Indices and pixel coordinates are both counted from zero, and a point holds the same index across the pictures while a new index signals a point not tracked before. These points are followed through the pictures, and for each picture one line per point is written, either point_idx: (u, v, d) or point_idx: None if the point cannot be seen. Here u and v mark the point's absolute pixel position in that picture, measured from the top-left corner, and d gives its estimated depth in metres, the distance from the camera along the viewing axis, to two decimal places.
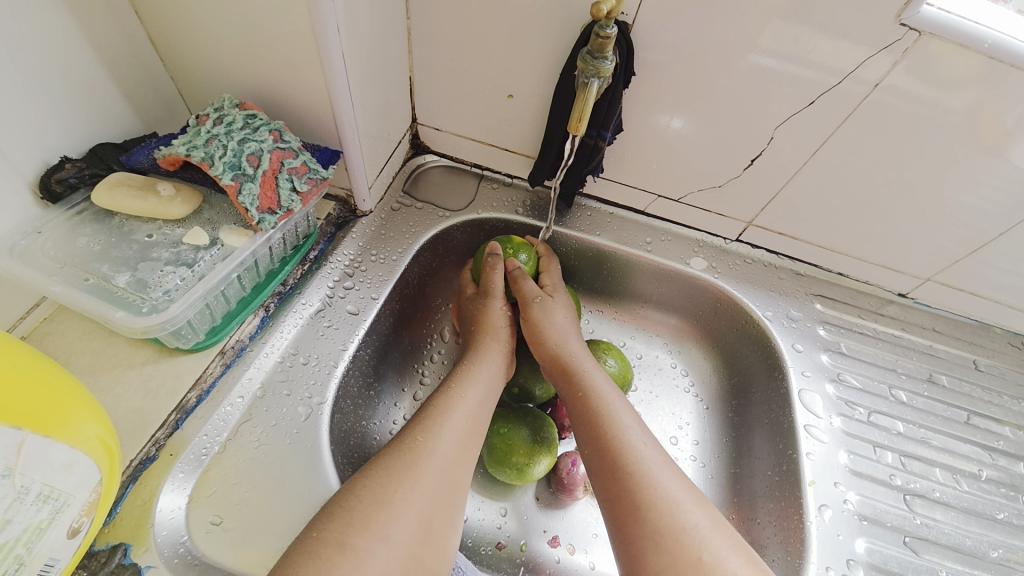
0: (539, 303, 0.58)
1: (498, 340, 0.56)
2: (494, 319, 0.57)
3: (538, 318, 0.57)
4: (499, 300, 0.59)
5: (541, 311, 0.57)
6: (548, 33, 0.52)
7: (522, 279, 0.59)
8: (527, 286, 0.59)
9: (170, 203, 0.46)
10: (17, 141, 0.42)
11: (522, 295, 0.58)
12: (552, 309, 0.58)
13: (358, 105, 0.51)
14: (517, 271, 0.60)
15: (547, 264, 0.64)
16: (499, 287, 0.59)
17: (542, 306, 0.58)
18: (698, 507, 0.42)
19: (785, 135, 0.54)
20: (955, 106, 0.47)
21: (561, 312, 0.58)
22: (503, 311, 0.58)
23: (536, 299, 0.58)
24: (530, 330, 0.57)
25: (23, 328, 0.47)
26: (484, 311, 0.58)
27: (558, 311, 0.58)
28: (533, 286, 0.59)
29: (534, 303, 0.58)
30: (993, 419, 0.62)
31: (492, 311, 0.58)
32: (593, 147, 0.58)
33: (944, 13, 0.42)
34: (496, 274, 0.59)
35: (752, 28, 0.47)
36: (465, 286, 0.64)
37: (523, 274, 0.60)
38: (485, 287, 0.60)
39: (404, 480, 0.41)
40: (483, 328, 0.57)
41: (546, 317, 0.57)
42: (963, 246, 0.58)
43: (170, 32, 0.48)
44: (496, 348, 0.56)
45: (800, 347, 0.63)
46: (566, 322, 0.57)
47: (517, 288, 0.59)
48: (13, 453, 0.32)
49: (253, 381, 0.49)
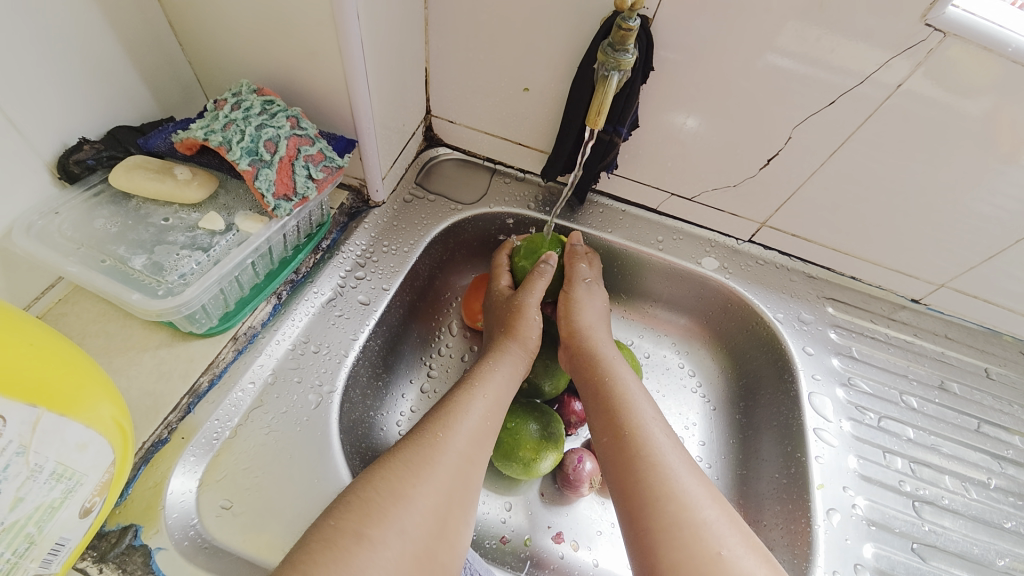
0: (587, 285, 0.60)
1: (522, 346, 0.55)
2: (526, 327, 0.56)
3: (578, 298, 0.58)
4: (535, 307, 0.57)
5: (586, 292, 0.59)
6: (567, 26, 0.52)
7: (576, 257, 0.61)
8: (580, 267, 0.60)
9: (187, 186, 0.46)
10: (37, 119, 0.42)
11: (572, 272, 0.60)
12: (595, 295, 0.60)
13: (375, 96, 0.51)
14: (578, 250, 0.61)
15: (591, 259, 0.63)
16: (539, 292, 0.58)
17: (588, 288, 0.60)
18: (714, 504, 0.42)
19: (803, 136, 0.53)
20: (974, 111, 0.46)
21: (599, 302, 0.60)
22: (537, 320, 0.57)
23: (585, 280, 0.60)
24: (567, 303, 0.58)
25: (38, 307, 0.47)
26: (517, 314, 0.56)
27: (599, 298, 0.60)
28: (585, 268, 0.61)
29: (583, 283, 0.59)
30: (1003, 427, 0.61)
31: (526, 315, 0.56)
32: (609, 142, 0.57)
33: (970, 15, 0.41)
34: (540, 280, 0.58)
35: (772, 26, 0.46)
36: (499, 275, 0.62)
37: (582, 254, 0.61)
38: (524, 287, 0.58)
39: (421, 473, 0.41)
40: (511, 332, 0.56)
41: (588, 299, 0.59)
42: (977, 252, 0.58)
43: (189, 16, 0.48)
44: (519, 354, 0.55)
45: (810, 350, 0.63)
46: (602, 309, 0.59)
47: (569, 263, 0.60)
48: (27, 431, 0.32)
49: (264, 367, 0.50)
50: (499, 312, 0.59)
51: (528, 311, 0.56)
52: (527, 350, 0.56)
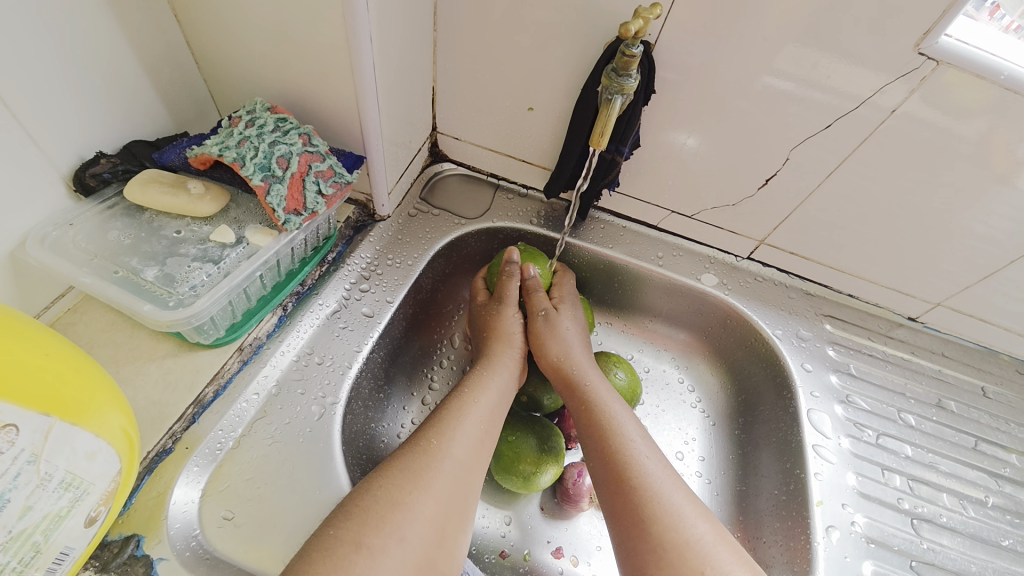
0: (545, 316, 0.58)
1: (509, 347, 0.57)
2: (507, 325, 0.59)
3: (543, 333, 0.58)
4: (512, 309, 0.59)
5: (546, 326, 0.58)
6: (572, 48, 0.53)
7: (534, 291, 0.60)
8: (538, 298, 0.59)
9: (200, 200, 0.47)
10: (55, 133, 0.43)
11: (532, 306, 0.59)
12: (556, 324, 0.58)
13: (384, 113, 0.52)
14: (532, 281, 0.60)
15: (561, 279, 0.64)
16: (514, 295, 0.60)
17: (547, 319, 0.58)
18: (703, 521, 0.43)
19: (801, 157, 0.55)
20: (968, 134, 0.47)
21: (567, 326, 0.58)
22: (516, 318, 0.59)
23: (542, 311, 0.58)
24: (534, 341, 0.58)
25: (48, 316, 0.48)
26: (497, 317, 0.59)
27: (564, 323, 0.58)
28: (545, 299, 0.59)
29: (541, 315, 0.58)
30: (1000, 446, 0.62)
31: (504, 318, 0.59)
32: (611, 161, 0.59)
33: (962, 44, 0.43)
34: (512, 281, 0.60)
35: (770, 50, 0.48)
36: (477, 293, 0.64)
37: (539, 287, 0.60)
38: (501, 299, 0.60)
39: (420, 483, 0.42)
40: (496, 335, 0.58)
41: (550, 332, 0.57)
42: (973, 272, 0.59)
43: (206, 36, 0.49)
44: (508, 355, 0.57)
45: (809, 366, 0.64)
46: (571, 333, 0.58)
47: (528, 299, 0.60)
48: (40, 439, 0.32)
49: (269, 378, 0.50)
50: (483, 321, 0.60)
51: (505, 313, 0.59)
52: (516, 350, 0.58)
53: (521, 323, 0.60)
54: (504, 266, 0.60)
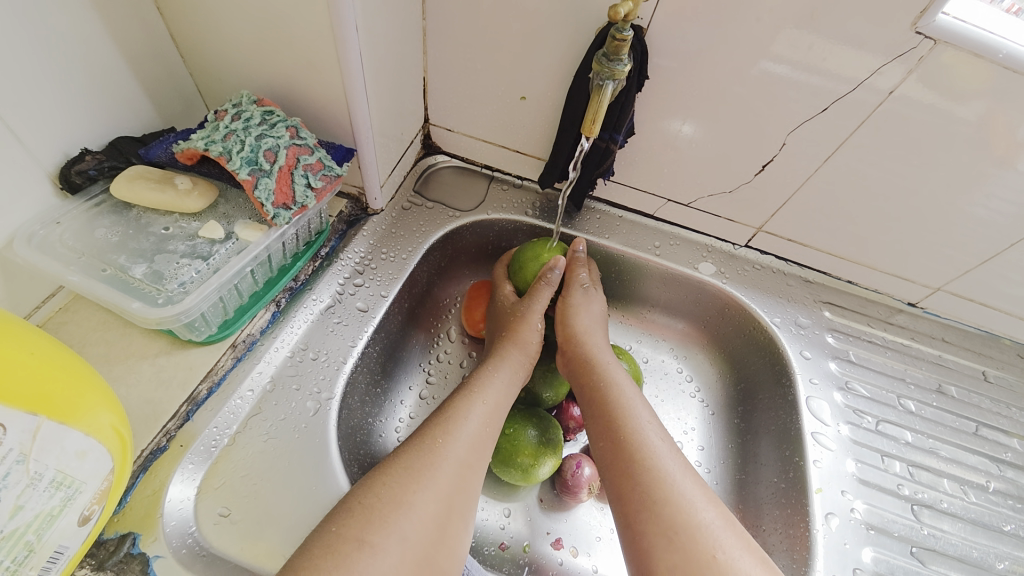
0: (584, 290, 0.60)
1: (522, 349, 0.56)
2: (528, 333, 0.57)
3: (576, 301, 0.60)
4: (537, 318, 0.58)
5: (582, 298, 0.60)
6: (564, 33, 0.52)
7: (578, 265, 0.62)
8: (580, 271, 0.61)
9: (187, 196, 0.47)
10: (39, 130, 0.42)
11: (572, 277, 0.61)
12: (591, 300, 0.60)
13: (374, 105, 0.51)
14: (579, 258, 0.63)
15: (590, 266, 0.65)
16: (543, 303, 0.59)
17: (585, 293, 0.60)
18: (711, 506, 0.43)
19: (797, 141, 0.54)
20: (967, 116, 0.47)
21: (597, 306, 0.61)
22: (539, 326, 0.58)
23: (582, 284, 0.61)
24: (564, 308, 0.60)
25: (38, 316, 0.47)
26: (520, 321, 0.58)
27: (596, 303, 0.61)
28: (585, 273, 0.62)
29: (579, 288, 0.60)
30: (1002, 431, 0.61)
31: (527, 325, 0.57)
32: (605, 149, 0.58)
33: (960, 22, 0.42)
34: (547, 288, 0.59)
35: (765, 34, 0.47)
36: (500, 281, 0.64)
37: (583, 261, 0.63)
38: (530, 297, 0.59)
39: (420, 478, 0.42)
40: (512, 337, 0.57)
41: (585, 304, 0.60)
42: (974, 256, 0.58)
43: (191, 28, 0.49)
44: (519, 358, 0.56)
45: (807, 354, 0.63)
46: (599, 314, 0.60)
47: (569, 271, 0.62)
48: (28, 439, 0.32)
49: (263, 374, 0.50)
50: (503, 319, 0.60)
51: (529, 318, 0.58)
52: (528, 355, 0.56)
53: (542, 333, 0.58)
54: (544, 272, 0.60)
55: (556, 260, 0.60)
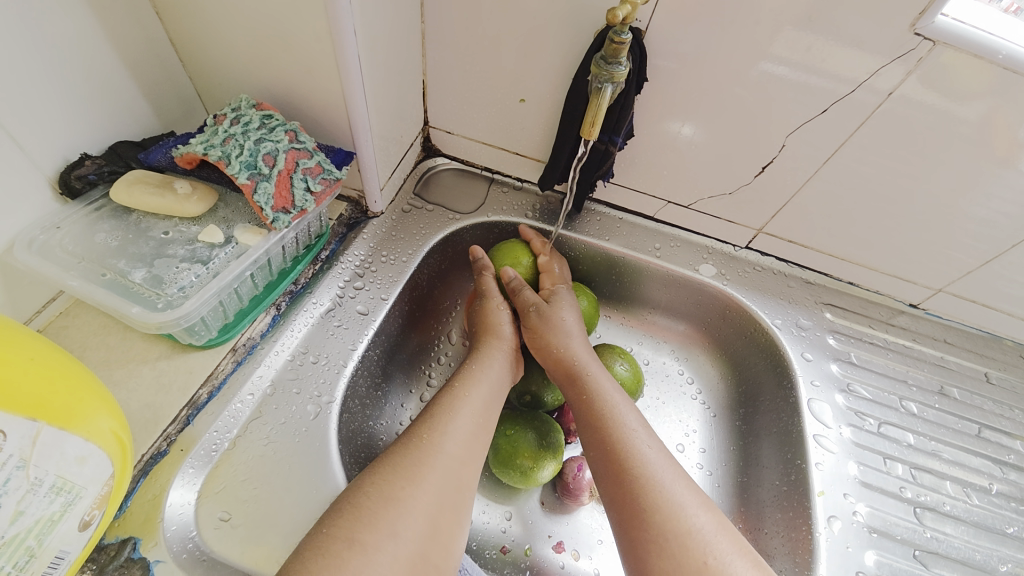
0: (537, 310, 0.57)
1: (498, 341, 0.57)
2: (494, 318, 0.58)
3: (537, 325, 0.57)
4: (498, 299, 0.60)
5: (540, 320, 0.57)
6: (562, 35, 0.52)
7: (520, 289, 0.59)
8: (523, 295, 0.58)
9: (187, 201, 0.47)
10: (40, 135, 0.42)
11: (520, 303, 0.58)
12: (550, 316, 0.57)
13: (372, 108, 0.51)
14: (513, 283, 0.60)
15: (548, 264, 0.62)
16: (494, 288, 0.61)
17: (539, 313, 0.57)
18: (704, 511, 0.43)
19: (797, 143, 0.54)
20: (967, 116, 0.46)
21: (562, 315, 0.57)
22: (504, 311, 0.59)
23: (532, 307, 0.57)
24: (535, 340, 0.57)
25: (39, 321, 0.47)
26: (486, 315, 0.59)
27: (560, 311, 0.58)
28: (531, 292, 0.59)
29: (532, 310, 0.57)
30: (1004, 433, 0.61)
31: (491, 311, 0.59)
32: (605, 152, 0.58)
33: (959, 23, 0.42)
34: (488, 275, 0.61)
35: (763, 35, 0.47)
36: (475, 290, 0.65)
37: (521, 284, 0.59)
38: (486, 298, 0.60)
39: (413, 479, 0.42)
40: (487, 330, 0.58)
41: (545, 324, 0.57)
42: (975, 256, 0.58)
43: (190, 33, 0.49)
44: (498, 350, 0.56)
45: (809, 356, 0.63)
46: (568, 321, 0.57)
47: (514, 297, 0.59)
48: (28, 444, 0.32)
49: (264, 378, 0.50)
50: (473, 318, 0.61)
51: (491, 306, 0.59)
52: (506, 344, 0.57)
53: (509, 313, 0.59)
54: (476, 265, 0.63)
55: (505, 273, 0.60)
